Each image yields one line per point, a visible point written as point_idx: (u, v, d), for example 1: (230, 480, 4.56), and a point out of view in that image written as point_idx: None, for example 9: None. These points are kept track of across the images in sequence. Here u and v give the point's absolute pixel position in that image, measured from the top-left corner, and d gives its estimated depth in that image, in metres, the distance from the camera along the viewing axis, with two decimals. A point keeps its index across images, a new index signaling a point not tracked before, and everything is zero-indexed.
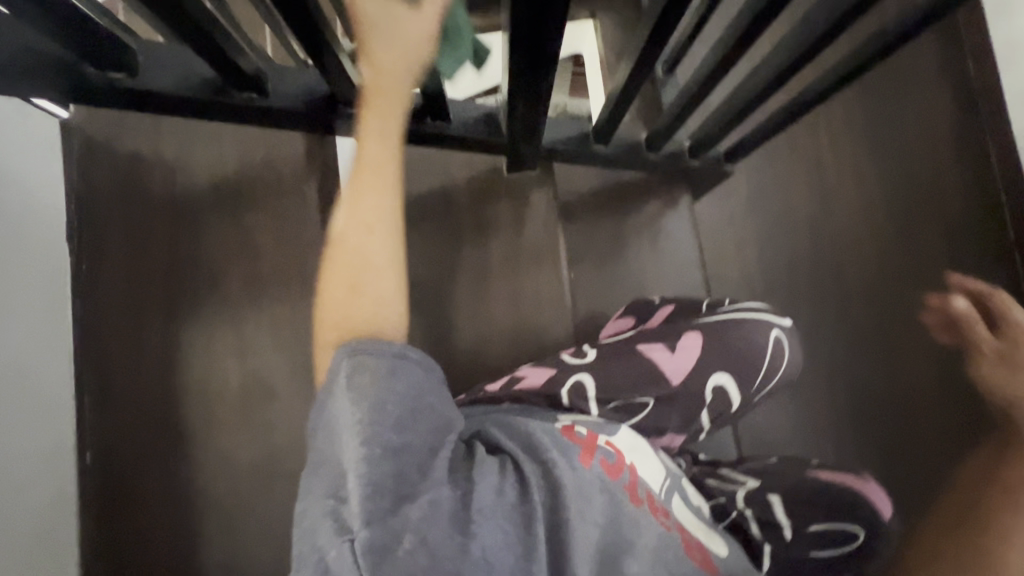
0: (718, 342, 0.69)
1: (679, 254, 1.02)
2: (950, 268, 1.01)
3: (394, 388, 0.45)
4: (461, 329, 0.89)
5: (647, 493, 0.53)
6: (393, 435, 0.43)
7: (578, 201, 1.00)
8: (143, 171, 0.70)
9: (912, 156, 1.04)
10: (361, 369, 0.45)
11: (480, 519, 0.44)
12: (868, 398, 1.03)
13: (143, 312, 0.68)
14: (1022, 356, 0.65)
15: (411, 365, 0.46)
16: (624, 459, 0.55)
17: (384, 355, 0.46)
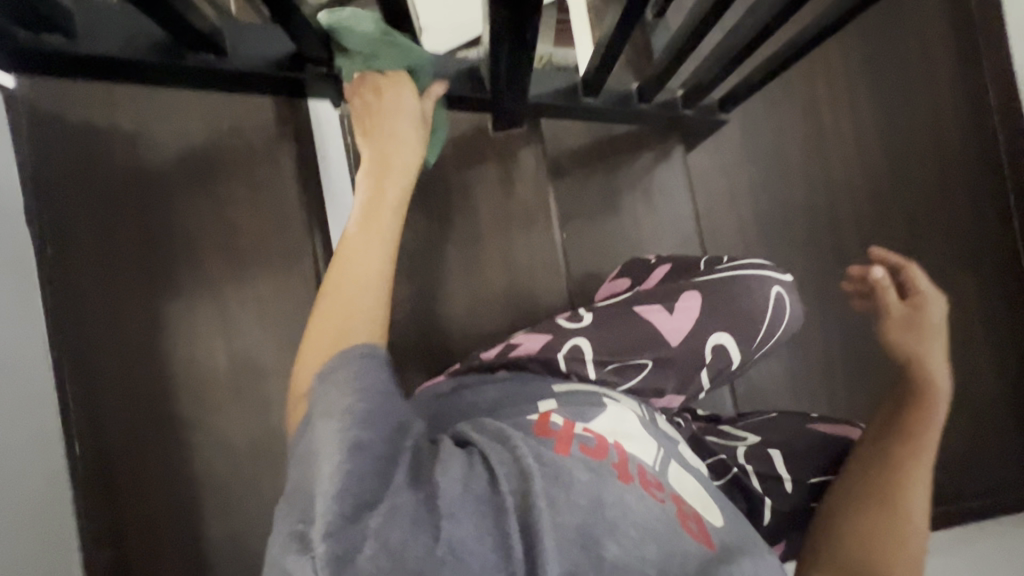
0: (722, 295, 0.63)
1: (675, 210, 0.99)
2: (940, 196, 1.16)
3: (354, 388, 0.41)
4: (452, 294, 0.86)
5: (638, 468, 0.45)
6: (359, 436, 0.38)
7: (568, 157, 0.96)
8: (106, 146, 0.67)
9: (912, 98, 1.15)
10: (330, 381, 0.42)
11: (448, 516, 0.36)
12: (861, 340, 1.10)
13: (116, 293, 0.67)
14: (925, 321, 0.65)
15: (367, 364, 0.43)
16: (607, 440, 0.46)
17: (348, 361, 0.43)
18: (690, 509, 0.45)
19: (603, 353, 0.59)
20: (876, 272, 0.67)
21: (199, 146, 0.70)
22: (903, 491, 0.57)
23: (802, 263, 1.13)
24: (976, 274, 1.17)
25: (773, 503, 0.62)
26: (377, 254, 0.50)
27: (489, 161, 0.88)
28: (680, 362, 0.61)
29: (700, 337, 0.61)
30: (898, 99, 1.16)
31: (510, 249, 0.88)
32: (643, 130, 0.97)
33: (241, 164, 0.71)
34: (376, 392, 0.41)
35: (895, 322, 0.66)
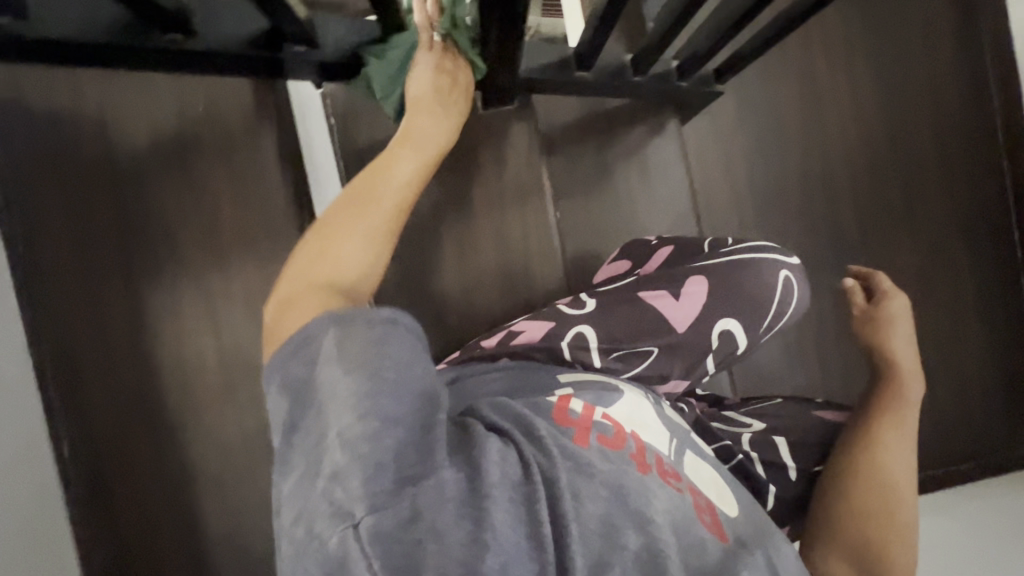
0: (725, 279, 0.62)
1: (671, 185, 0.97)
2: (936, 161, 1.15)
3: (386, 351, 0.37)
4: (447, 279, 0.83)
5: (655, 458, 0.45)
6: (393, 402, 0.35)
7: (561, 133, 0.93)
8: (69, 132, 0.63)
9: (907, 61, 1.14)
10: (349, 337, 0.37)
11: (493, 497, 0.34)
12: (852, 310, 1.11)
13: (99, 289, 0.63)
14: (888, 310, 0.67)
15: (402, 332, 0.38)
16: (625, 429, 0.46)
17: (370, 321, 0.38)
18: (704, 500, 0.45)
19: (607, 342, 0.59)
20: (847, 282, 0.71)
21: (173, 131, 0.66)
22: (894, 478, 0.59)
23: (797, 237, 1.13)
24: (968, 243, 1.17)
25: (778, 490, 0.63)
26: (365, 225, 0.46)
27: (479, 141, 0.84)
28: (683, 345, 0.61)
29: (702, 319, 0.61)
30: (895, 67, 1.14)
31: (503, 232, 0.85)
32: (636, 103, 0.95)
33: (219, 150, 0.68)
34: (415, 359, 0.38)
35: (858, 321, 0.69)
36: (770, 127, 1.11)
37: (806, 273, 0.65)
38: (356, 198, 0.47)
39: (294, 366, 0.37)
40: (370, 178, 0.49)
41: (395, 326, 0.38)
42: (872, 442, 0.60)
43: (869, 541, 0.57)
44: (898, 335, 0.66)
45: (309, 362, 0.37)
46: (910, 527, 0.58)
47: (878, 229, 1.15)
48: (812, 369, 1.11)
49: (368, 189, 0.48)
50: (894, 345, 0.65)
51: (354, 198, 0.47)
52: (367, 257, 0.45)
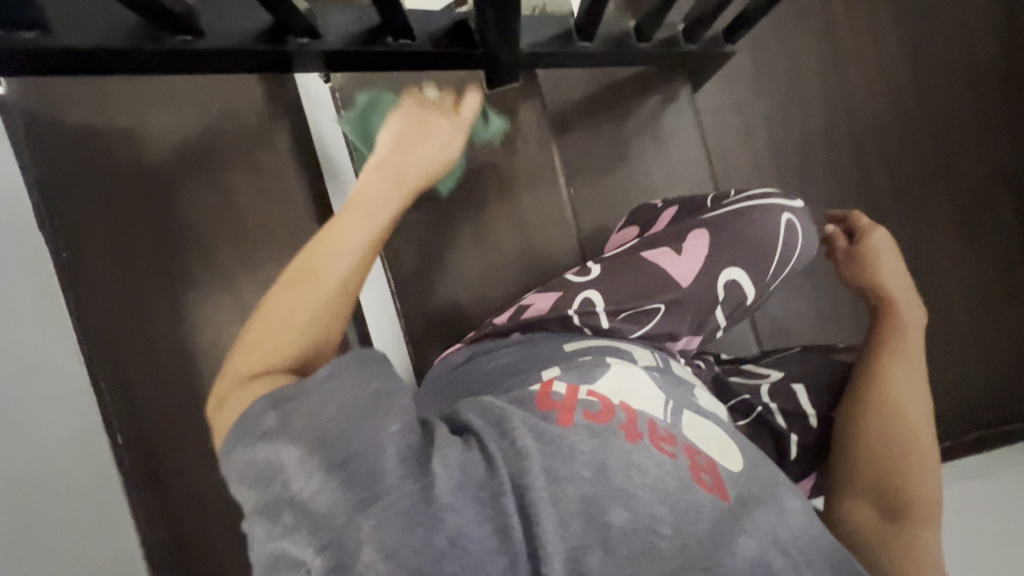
0: (730, 231, 0.62)
1: (687, 152, 0.95)
2: (972, 107, 1.10)
3: (329, 404, 0.38)
4: (464, 261, 0.85)
5: (649, 425, 0.46)
6: (333, 448, 0.36)
7: (571, 109, 0.92)
8: (102, 143, 0.66)
9: (935, 5, 1.09)
10: (292, 399, 0.38)
11: (448, 504, 0.35)
12: None
13: (139, 291, 0.67)
14: (870, 243, 0.66)
15: (346, 375, 0.39)
16: (612, 401, 0.47)
17: (313, 380, 0.39)
18: (704, 459, 0.45)
19: (614, 303, 0.60)
20: (827, 228, 0.70)
21: (194, 137, 0.69)
22: (906, 412, 0.57)
23: (825, 197, 1.09)
24: (1013, 193, 1.11)
25: (799, 438, 0.61)
26: (297, 324, 0.44)
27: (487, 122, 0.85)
28: (691, 300, 0.61)
29: (714, 282, 0.61)
30: (919, 12, 1.08)
31: (517, 211, 0.86)
32: (646, 72, 0.93)
33: (238, 150, 0.70)
34: (360, 402, 0.38)
35: (844, 261, 0.67)
36: (791, 86, 1.07)
37: (809, 216, 0.65)
38: (307, 268, 0.45)
39: (241, 447, 0.39)
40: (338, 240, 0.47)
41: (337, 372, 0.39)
42: (875, 370, 0.59)
43: (889, 478, 0.55)
44: (887, 266, 0.64)
45: (252, 426, 0.39)
46: (929, 457, 0.56)
47: (914, 182, 1.10)
48: (849, 333, 1.07)
49: (301, 283, 0.45)
50: (885, 275, 0.64)
51: (303, 269, 0.46)
52: (316, 320, 0.45)
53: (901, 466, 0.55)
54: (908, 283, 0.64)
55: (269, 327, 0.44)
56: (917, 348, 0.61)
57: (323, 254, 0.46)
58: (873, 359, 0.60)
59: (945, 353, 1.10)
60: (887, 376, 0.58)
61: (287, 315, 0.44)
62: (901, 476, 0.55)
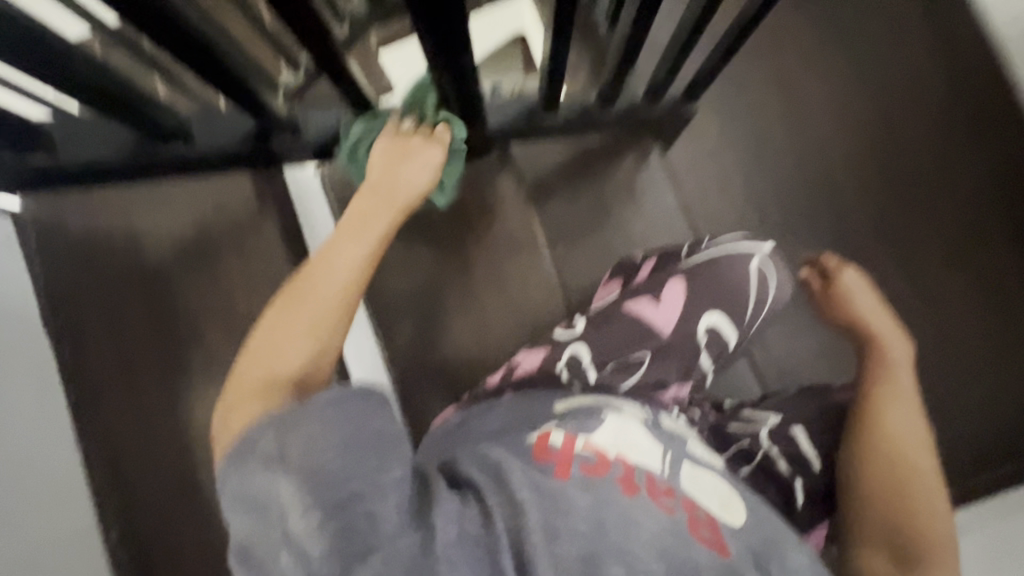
0: (705, 278, 0.64)
1: (665, 206, 0.98)
2: None
3: (326, 438, 0.37)
4: (455, 329, 0.86)
5: (646, 478, 0.44)
6: (334, 488, 0.36)
7: (548, 178, 0.96)
8: (105, 245, 0.71)
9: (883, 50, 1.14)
10: (291, 430, 0.38)
11: (447, 564, 0.36)
12: (902, 301, 1.02)
13: (138, 384, 0.68)
14: (845, 282, 0.66)
15: (349, 408, 0.39)
16: (608, 455, 0.45)
17: (308, 411, 0.38)
18: (703, 513, 0.44)
19: (600, 356, 0.61)
20: (801, 271, 0.70)
21: (189, 234, 0.73)
22: (907, 453, 0.56)
23: None
24: None
25: (805, 483, 0.59)
26: (301, 342, 0.48)
27: (468, 196, 0.89)
28: (674, 348, 0.62)
29: (694, 329, 0.62)
30: (881, 44, 1.08)
31: (501, 274, 0.88)
32: (613, 138, 0.96)
33: (230, 241, 0.74)
34: (367, 435, 0.38)
35: (823, 302, 0.68)
36: (764, 127, 1.07)
37: (781, 258, 0.66)
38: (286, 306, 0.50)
39: (229, 468, 0.39)
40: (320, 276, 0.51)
41: (334, 401, 0.39)
42: (871, 410, 0.58)
43: (903, 524, 0.53)
44: (863, 305, 0.65)
45: (247, 457, 0.38)
46: (939, 500, 0.54)
47: (912, 201, 1.05)
48: None
49: (303, 295, 0.50)
50: (862, 312, 0.65)
51: (285, 307, 0.50)
52: (314, 351, 0.49)
53: (912, 510, 0.53)
54: (888, 317, 0.64)
55: (272, 343, 0.48)
56: (909, 384, 0.60)
57: (325, 265, 0.52)
58: (866, 399, 0.59)
59: (990, 385, 0.99)
60: (883, 420, 0.57)
61: (292, 328, 0.49)
62: (912, 522, 0.53)
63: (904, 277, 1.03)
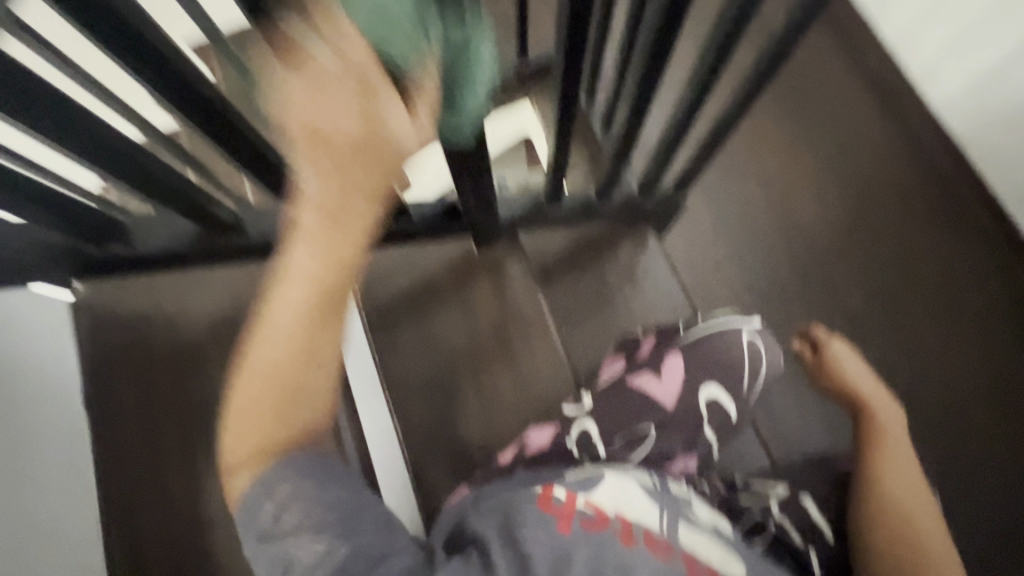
0: (701, 357, 0.66)
1: (664, 287, 1.04)
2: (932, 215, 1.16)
3: (314, 489, 0.49)
4: (468, 406, 0.89)
5: (645, 533, 0.46)
6: (337, 522, 0.48)
7: (554, 264, 1.03)
8: (146, 331, 0.75)
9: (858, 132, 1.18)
10: (283, 491, 0.48)
11: None
12: (911, 378, 1.03)
13: (164, 460, 0.70)
14: (832, 349, 0.70)
15: (319, 464, 0.51)
16: (607, 513, 0.47)
17: (289, 471, 0.49)
18: (701, 565, 0.46)
19: (606, 431, 0.63)
20: (796, 340, 0.74)
21: (222, 316, 0.76)
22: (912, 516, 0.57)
23: None
24: None
25: (819, 555, 0.59)
26: (298, 408, 0.50)
27: (480, 279, 0.95)
28: (678, 420, 0.64)
29: (695, 401, 0.65)
30: (853, 137, 1.15)
31: (512, 352, 0.93)
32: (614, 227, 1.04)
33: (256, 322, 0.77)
34: (333, 493, 0.49)
35: (814, 370, 0.71)
36: (754, 212, 1.12)
37: (771, 331, 0.69)
38: (272, 386, 0.49)
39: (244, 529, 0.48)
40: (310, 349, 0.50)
41: (308, 459, 0.50)
42: (873, 476, 0.59)
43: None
44: (854, 373, 0.68)
45: (256, 521, 0.48)
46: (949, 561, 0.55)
47: (902, 279, 1.08)
48: None
49: (271, 352, 0.49)
50: (852, 378, 0.68)
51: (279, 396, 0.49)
52: (309, 420, 0.51)
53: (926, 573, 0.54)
54: (877, 383, 0.68)
55: (261, 410, 0.49)
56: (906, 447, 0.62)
57: (278, 316, 0.49)
58: (868, 464, 0.60)
59: (997, 460, 0.99)
60: (882, 479, 0.59)
61: (277, 394, 0.49)
62: None
63: (903, 355, 1.04)
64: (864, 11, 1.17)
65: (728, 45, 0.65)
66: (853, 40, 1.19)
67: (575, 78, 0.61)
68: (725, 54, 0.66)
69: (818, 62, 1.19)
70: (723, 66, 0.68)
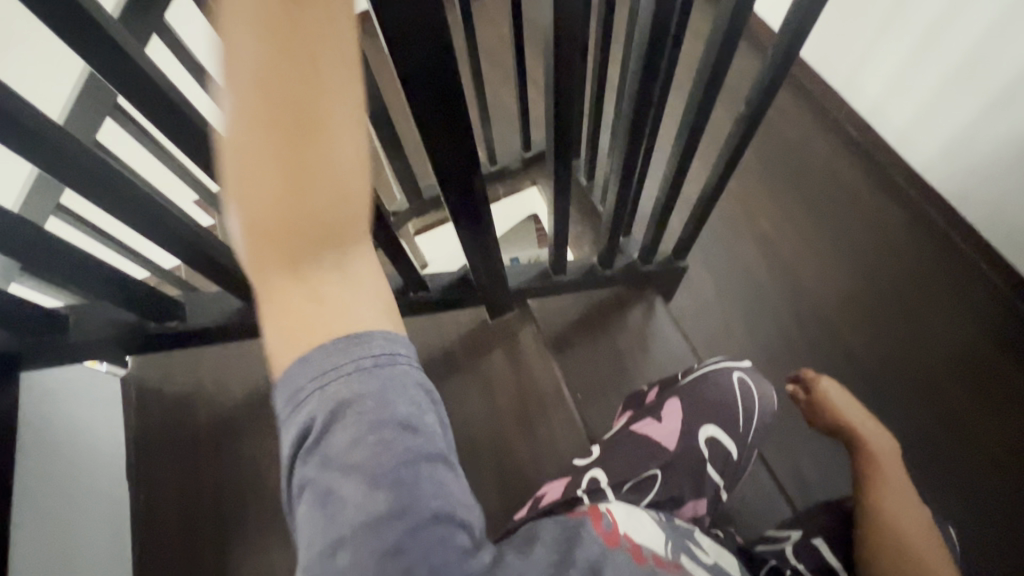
0: (695, 393, 0.71)
1: (672, 345, 1.08)
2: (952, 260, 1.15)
3: (381, 418, 0.34)
4: (485, 467, 0.92)
5: (652, 554, 0.48)
6: (395, 466, 0.34)
7: (563, 327, 1.09)
8: (190, 400, 0.81)
9: (850, 186, 1.24)
10: (344, 399, 0.34)
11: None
12: (934, 427, 1.01)
13: (199, 525, 0.73)
14: (822, 387, 0.75)
15: (398, 378, 0.36)
16: (619, 530, 0.50)
17: (366, 376, 0.35)
18: None
19: (615, 478, 0.63)
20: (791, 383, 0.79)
21: (260, 387, 0.82)
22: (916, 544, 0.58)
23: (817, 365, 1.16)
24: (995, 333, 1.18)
25: None
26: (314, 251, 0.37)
27: (493, 343, 1.01)
28: (683, 464, 0.66)
29: (696, 443, 0.67)
30: (841, 198, 1.23)
31: (527, 412, 0.96)
32: (620, 293, 1.11)
33: None
34: (395, 415, 0.35)
35: (809, 409, 0.75)
36: (752, 269, 1.18)
37: (760, 373, 0.74)
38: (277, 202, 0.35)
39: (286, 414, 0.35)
40: (301, 114, 0.34)
41: (387, 367, 0.36)
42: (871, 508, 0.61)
43: None
44: (844, 409, 0.72)
45: (306, 414, 0.35)
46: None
47: (907, 334, 1.09)
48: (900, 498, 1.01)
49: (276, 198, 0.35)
50: (845, 413, 0.72)
51: (292, 210, 0.36)
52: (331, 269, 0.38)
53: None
54: (869, 419, 0.71)
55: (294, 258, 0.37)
56: (900, 476, 0.65)
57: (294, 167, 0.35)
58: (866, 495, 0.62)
59: None
60: (881, 510, 0.60)
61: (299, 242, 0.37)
62: None
63: (921, 408, 1.03)
64: (836, 88, 1.28)
65: (699, 123, 0.74)
66: (828, 112, 1.31)
67: (565, 158, 0.70)
68: (697, 131, 0.75)
69: (798, 131, 1.30)
70: (698, 142, 0.77)
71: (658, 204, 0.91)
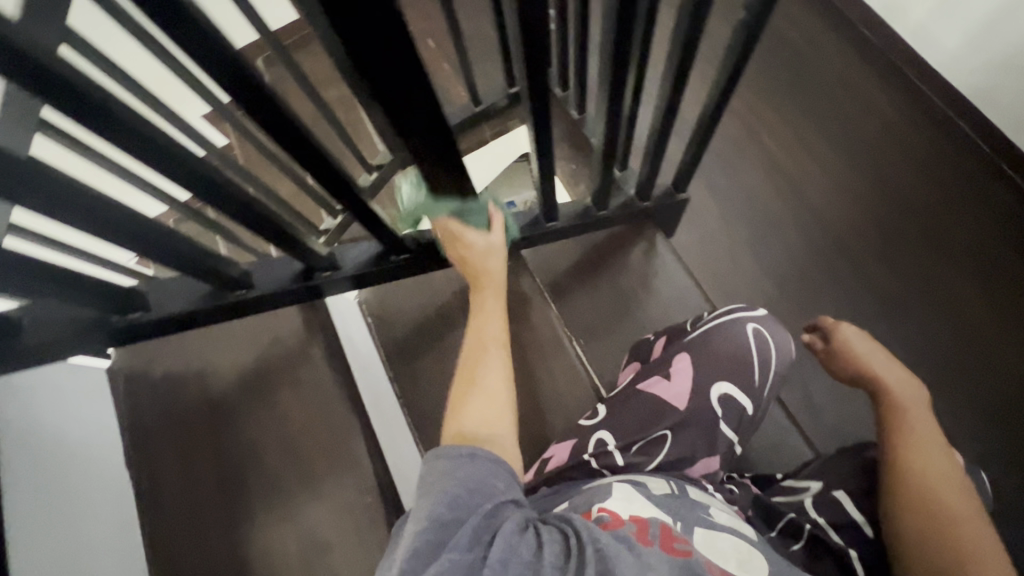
0: (705, 348, 0.67)
1: (677, 287, 1.02)
2: (976, 170, 1.06)
3: (459, 474, 0.45)
4: None
5: (658, 532, 0.46)
6: (456, 503, 0.43)
7: (563, 277, 1.03)
8: (179, 388, 0.79)
9: (867, 97, 1.13)
10: (439, 465, 0.46)
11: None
12: (954, 350, 0.97)
13: (203, 512, 0.72)
14: (840, 334, 0.69)
15: (485, 465, 0.47)
16: (623, 517, 0.48)
17: (458, 455, 0.47)
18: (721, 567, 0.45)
19: (624, 440, 0.62)
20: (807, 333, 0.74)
21: (252, 370, 0.81)
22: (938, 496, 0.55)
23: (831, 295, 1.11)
24: None
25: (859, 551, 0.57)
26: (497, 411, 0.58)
27: None
28: (694, 421, 0.63)
29: (708, 400, 0.64)
30: (856, 111, 1.13)
31: (531, 371, 0.93)
32: (619, 235, 1.04)
33: (285, 374, 0.81)
34: (469, 477, 0.45)
35: (825, 356, 0.71)
36: (760, 198, 1.10)
37: (776, 320, 0.70)
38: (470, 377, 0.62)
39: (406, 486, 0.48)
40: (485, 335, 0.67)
41: (477, 457, 0.47)
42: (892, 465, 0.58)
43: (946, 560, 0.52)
44: (870, 357, 0.66)
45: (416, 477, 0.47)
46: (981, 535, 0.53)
47: (926, 257, 1.03)
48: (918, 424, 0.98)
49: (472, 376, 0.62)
50: (864, 356, 0.66)
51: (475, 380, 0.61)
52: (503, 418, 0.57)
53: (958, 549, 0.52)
54: (897, 365, 0.65)
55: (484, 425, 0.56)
56: (934, 433, 0.59)
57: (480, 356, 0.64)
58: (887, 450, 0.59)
59: None
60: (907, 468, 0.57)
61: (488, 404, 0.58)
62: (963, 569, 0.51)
63: (943, 333, 0.98)
64: None
65: (693, 38, 0.65)
66: (842, 14, 1.18)
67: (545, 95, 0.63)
68: (692, 48, 0.66)
69: (808, 39, 1.18)
70: (693, 60, 0.68)
71: (653, 133, 0.83)
